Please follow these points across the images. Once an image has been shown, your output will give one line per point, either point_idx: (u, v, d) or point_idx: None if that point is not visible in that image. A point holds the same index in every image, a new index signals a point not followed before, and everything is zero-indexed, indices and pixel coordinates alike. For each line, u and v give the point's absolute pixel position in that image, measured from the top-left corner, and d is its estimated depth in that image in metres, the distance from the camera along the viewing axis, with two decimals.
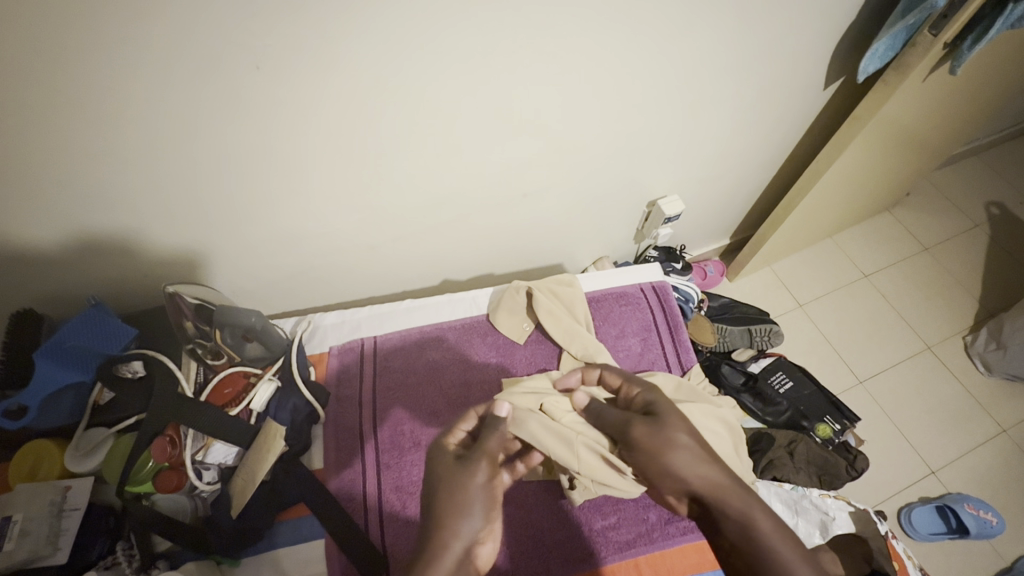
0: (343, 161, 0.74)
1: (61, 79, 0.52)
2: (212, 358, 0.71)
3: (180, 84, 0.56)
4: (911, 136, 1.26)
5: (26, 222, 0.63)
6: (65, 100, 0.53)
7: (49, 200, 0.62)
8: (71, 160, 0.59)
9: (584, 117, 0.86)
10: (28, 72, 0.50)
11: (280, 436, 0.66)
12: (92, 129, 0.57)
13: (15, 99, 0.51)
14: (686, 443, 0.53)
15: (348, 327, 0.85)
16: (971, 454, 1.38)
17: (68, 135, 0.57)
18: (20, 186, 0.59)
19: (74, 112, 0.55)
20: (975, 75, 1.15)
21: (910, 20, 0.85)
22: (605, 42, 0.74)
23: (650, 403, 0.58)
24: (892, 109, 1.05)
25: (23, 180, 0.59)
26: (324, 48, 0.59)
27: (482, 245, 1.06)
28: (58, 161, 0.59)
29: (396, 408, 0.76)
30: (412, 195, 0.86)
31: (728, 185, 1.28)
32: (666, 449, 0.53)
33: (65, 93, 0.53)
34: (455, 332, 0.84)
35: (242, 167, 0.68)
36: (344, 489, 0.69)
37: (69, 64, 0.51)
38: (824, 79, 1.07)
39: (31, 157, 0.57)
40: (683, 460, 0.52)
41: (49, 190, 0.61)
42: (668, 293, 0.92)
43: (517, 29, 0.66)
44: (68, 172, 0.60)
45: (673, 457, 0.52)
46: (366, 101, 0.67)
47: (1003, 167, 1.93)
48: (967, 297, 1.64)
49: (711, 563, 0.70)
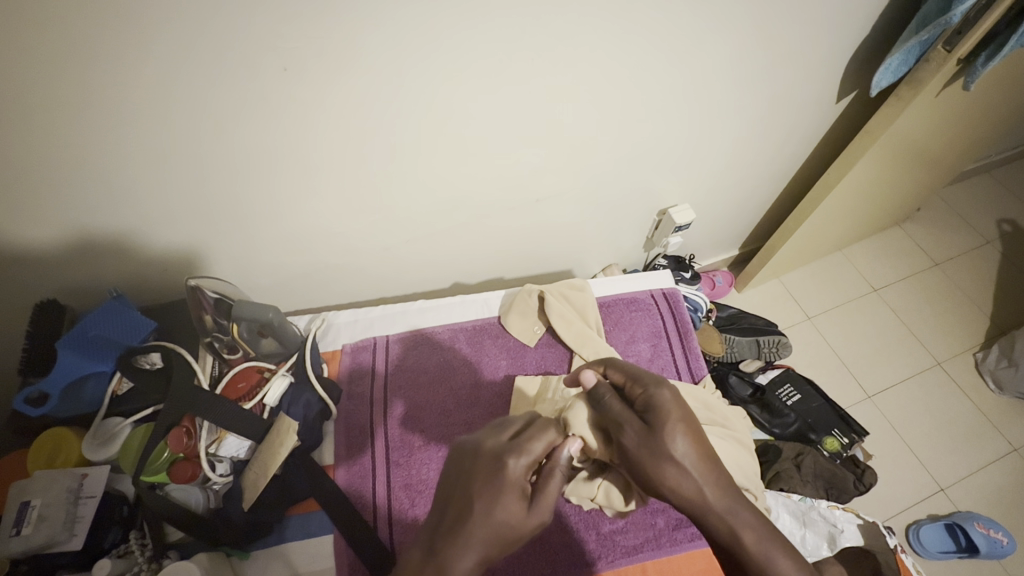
0: (362, 162, 0.75)
1: (93, 74, 0.53)
2: (228, 353, 0.73)
3: (217, 90, 0.59)
4: (924, 150, 1.26)
5: (55, 216, 0.65)
6: (105, 100, 0.56)
7: (77, 193, 0.63)
8: (106, 156, 0.61)
9: (599, 124, 0.88)
10: (71, 72, 0.52)
11: (292, 431, 0.66)
12: (119, 123, 0.58)
13: (49, 92, 0.53)
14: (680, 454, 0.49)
15: (360, 326, 0.86)
16: (981, 473, 1.36)
17: (104, 134, 0.59)
18: (48, 179, 0.61)
19: (103, 106, 0.56)
20: (990, 92, 1.15)
21: (924, 36, 0.86)
22: (619, 53, 0.76)
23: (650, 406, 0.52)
24: (906, 123, 1.06)
25: (51, 173, 0.60)
26: (349, 53, 0.61)
27: (493, 249, 1.07)
28: (85, 154, 0.60)
29: (407, 407, 0.77)
30: (426, 198, 0.87)
31: (739, 195, 1.28)
32: (657, 457, 0.49)
33: (96, 87, 0.54)
34: (467, 333, 0.85)
35: (266, 167, 0.70)
36: (354, 487, 0.70)
37: (99, 57, 0.52)
38: (837, 92, 1.07)
39: (66, 153, 0.59)
40: (673, 470, 0.49)
41: (80, 184, 0.63)
42: (678, 300, 0.92)
43: (538, 38, 0.68)
44: (104, 168, 0.62)
45: (663, 466, 0.49)
46: (387, 104, 0.69)
47: (1015, 184, 1.92)
48: (979, 314, 1.63)
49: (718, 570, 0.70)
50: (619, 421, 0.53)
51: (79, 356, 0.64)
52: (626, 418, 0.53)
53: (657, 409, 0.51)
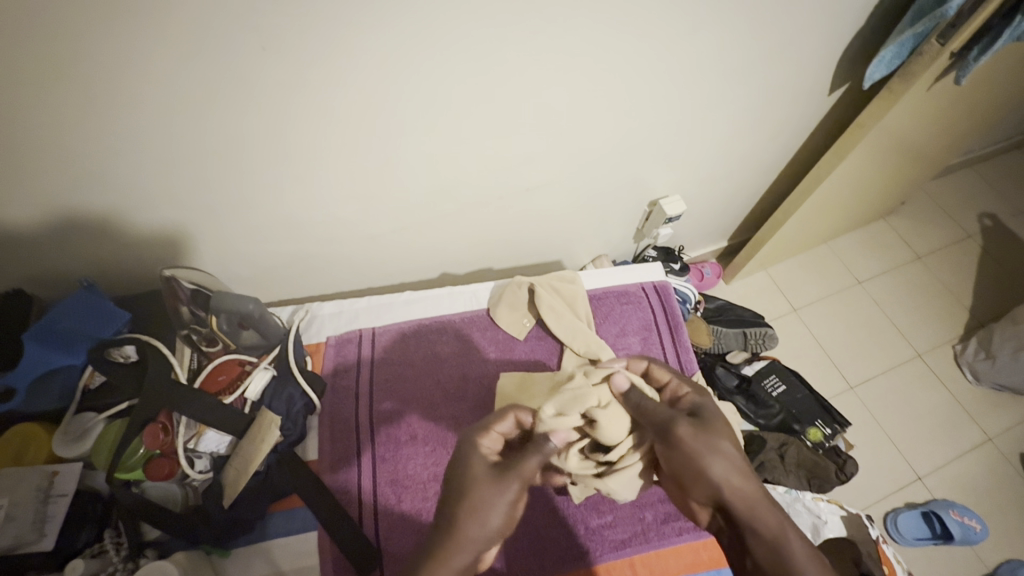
0: (346, 149, 0.73)
1: (64, 53, 0.50)
2: (206, 345, 0.70)
3: (186, 72, 0.56)
4: (913, 143, 1.26)
5: (21, 200, 0.61)
6: (64, 80, 0.52)
7: (45, 179, 0.60)
8: (70, 142, 0.58)
9: (589, 114, 0.86)
10: (33, 47, 0.49)
11: (275, 425, 0.65)
12: (93, 104, 0.55)
13: (10, 69, 0.50)
14: (729, 450, 0.55)
15: (345, 317, 0.82)
16: (957, 462, 1.40)
17: (67, 118, 0.55)
18: (15, 163, 0.58)
19: (76, 86, 0.53)
20: (979, 86, 1.15)
21: (919, 28, 0.84)
22: (615, 40, 0.74)
23: (696, 407, 0.59)
24: (898, 115, 1.05)
25: (18, 157, 0.57)
26: (329, 34, 0.58)
27: (481, 238, 1.05)
28: (55, 137, 0.57)
29: (394, 400, 0.74)
30: (413, 185, 0.84)
31: (730, 186, 1.28)
32: (710, 451, 0.54)
33: (66, 66, 0.51)
34: (456, 325, 0.82)
35: (244, 153, 0.67)
36: (338, 481, 0.68)
37: (68, 34, 0.49)
38: (829, 85, 1.06)
39: (27, 137, 0.56)
40: (721, 463, 0.54)
41: (46, 169, 0.59)
42: (669, 293, 0.91)
43: (529, 24, 0.66)
44: (67, 154, 0.59)
45: (714, 460, 0.54)
46: (369, 90, 0.66)
47: (997, 178, 1.94)
48: (959, 307, 1.66)
49: (704, 564, 0.70)
50: (665, 417, 0.57)
51: (43, 346, 0.61)
52: (675, 415, 0.57)
53: (704, 411, 0.58)
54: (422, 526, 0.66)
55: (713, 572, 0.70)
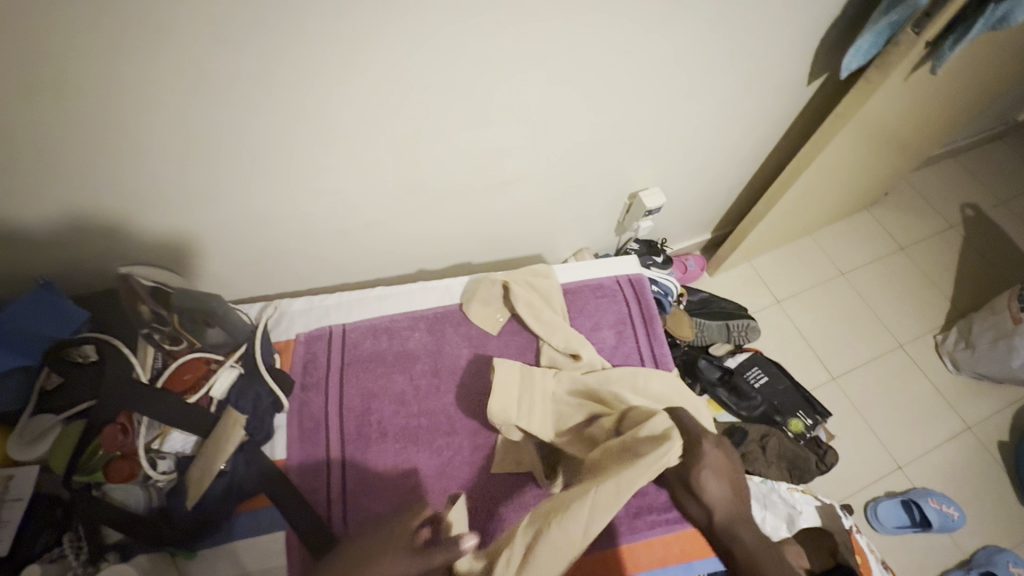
0: (313, 143, 0.71)
1: (52, 58, 0.50)
2: (170, 344, 0.67)
3: (173, 71, 0.55)
4: (894, 133, 1.26)
5: (22, 204, 0.62)
6: (50, 81, 0.52)
7: (45, 184, 0.61)
8: (38, 139, 0.57)
9: (565, 105, 0.85)
10: (22, 52, 0.49)
11: (239, 425, 0.64)
12: (88, 108, 0.56)
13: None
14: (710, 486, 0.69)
15: (315, 314, 0.80)
16: (936, 451, 1.41)
17: (11, 110, 0.53)
18: (15, 168, 0.58)
19: (68, 89, 0.53)
20: (958, 77, 1.15)
21: (894, 17, 0.83)
22: (587, 26, 0.72)
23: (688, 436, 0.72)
24: (876, 106, 1.04)
25: (19, 161, 0.58)
26: (286, 23, 0.55)
27: (459, 233, 1.04)
28: (53, 140, 0.57)
29: (364, 396, 0.73)
30: (386, 179, 0.83)
31: (710, 178, 1.27)
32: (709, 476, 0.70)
33: (56, 70, 0.51)
34: (428, 321, 0.81)
35: (205, 147, 0.65)
36: (307, 481, 0.67)
37: (52, 38, 0.49)
38: (807, 76, 1.06)
39: (10, 136, 0.55)
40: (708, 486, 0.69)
41: (45, 172, 0.60)
42: (644, 285, 0.90)
43: (495, 11, 0.64)
44: (38, 152, 0.58)
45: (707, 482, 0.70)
46: (334, 84, 0.64)
47: (978, 169, 1.95)
48: (940, 297, 1.67)
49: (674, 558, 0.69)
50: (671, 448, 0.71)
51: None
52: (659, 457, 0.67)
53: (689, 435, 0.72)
54: None
55: (684, 565, 0.69)
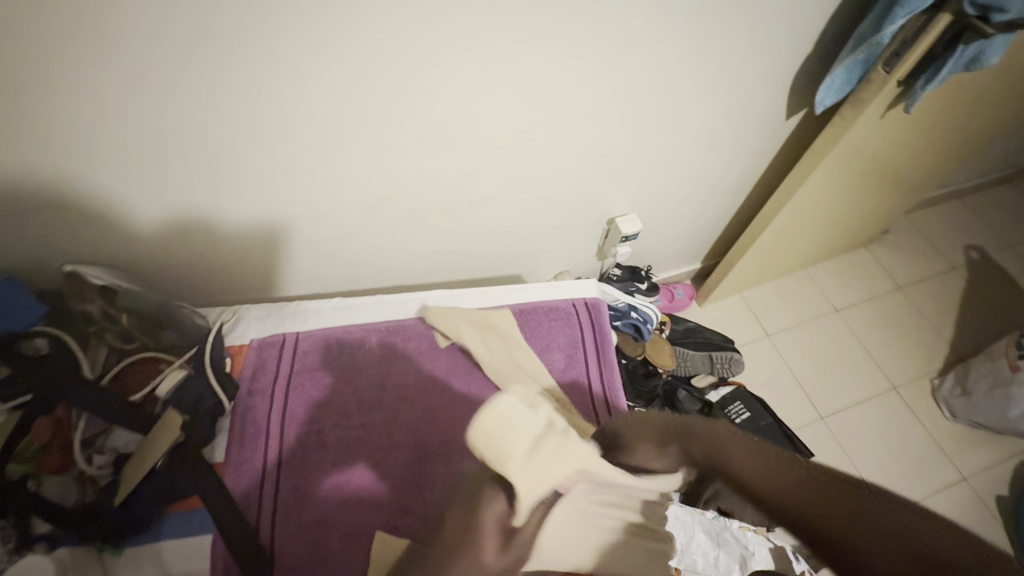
0: (275, 158, 0.73)
1: (84, 61, 0.55)
2: (122, 343, 0.71)
3: (194, 74, 0.60)
4: (883, 171, 1.24)
5: (78, 196, 0.67)
6: (87, 84, 0.57)
7: (115, 175, 0.67)
8: (90, 138, 0.62)
9: (534, 130, 0.86)
10: (63, 57, 0.54)
11: (176, 425, 0.65)
12: (129, 109, 0.60)
13: (30, 76, 0.54)
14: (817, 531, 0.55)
15: (272, 320, 0.82)
16: (928, 502, 1.35)
17: (63, 111, 0.58)
18: (83, 159, 0.63)
19: (105, 90, 0.58)
20: (947, 118, 1.13)
21: (860, 54, 0.83)
22: (547, 54, 0.73)
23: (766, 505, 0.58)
24: (856, 142, 1.03)
25: (89, 154, 0.63)
26: (244, 40, 0.58)
27: (433, 251, 1.05)
28: (111, 136, 0.62)
29: (308, 404, 0.74)
30: (352, 196, 0.84)
31: (693, 207, 1.27)
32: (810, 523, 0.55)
33: (92, 72, 0.56)
34: (379, 333, 0.82)
35: (193, 155, 0.68)
36: (241, 485, 0.68)
37: (80, 43, 0.53)
38: (785, 109, 1.06)
39: (68, 132, 0.60)
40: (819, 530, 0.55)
41: (105, 167, 0.65)
42: (600, 310, 0.90)
43: (445, 37, 0.66)
44: (97, 148, 0.63)
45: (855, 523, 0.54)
46: (292, 100, 0.66)
47: (984, 211, 1.91)
48: (939, 340, 1.62)
49: None
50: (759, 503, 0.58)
51: None
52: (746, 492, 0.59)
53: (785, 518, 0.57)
54: (320, 535, 0.65)
55: None
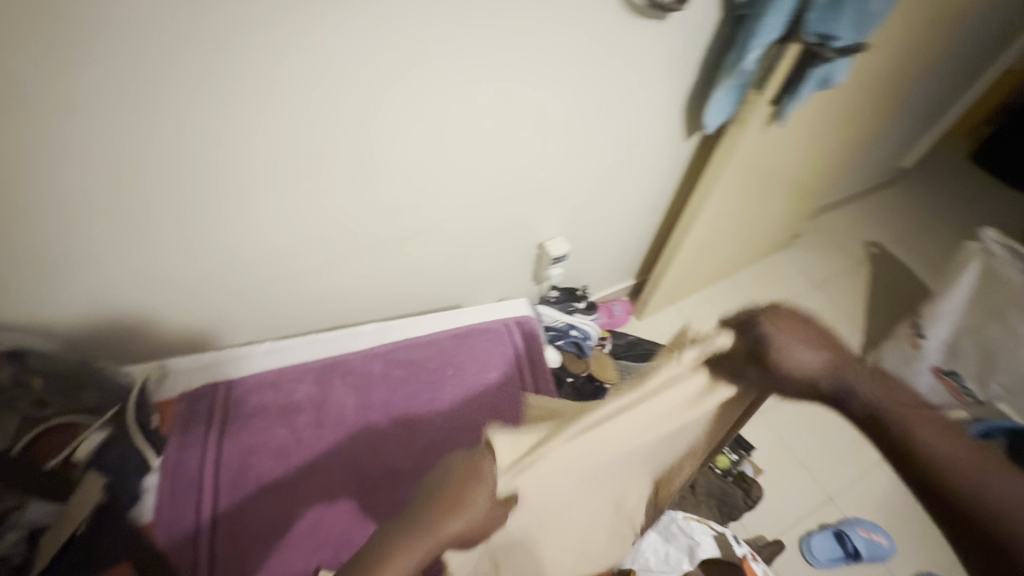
0: (193, 207, 0.74)
1: None
2: (36, 407, 0.65)
3: (101, 134, 0.61)
4: (778, 181, 1.38)
5: None
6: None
7: (20, 237, 0.66)
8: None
9: (453, 164, 0.91)
10: None
11: (95, 489, 0.61)
12: (33, 170, 0.60)
13: None
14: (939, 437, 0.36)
15: (202, 371, 0.80)
16: (864, 480, 1.44)
17: None
18: None
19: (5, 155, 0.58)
20: (822, 130, 1.29)
21: (732, 80, 0.95)
22: (455, 94, 0.79)
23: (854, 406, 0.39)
24: (746, 156, 1.15)
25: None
26: (151, 99, 0.60)
27: (369, 289, 1.07)
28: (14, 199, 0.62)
29: (244, 452, 0.73)
30: (278, 238, 0.86)
31: (616, 226, 1.36)
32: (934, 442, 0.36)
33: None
34: (314, 372, 0.83)
35: (105, 210, 0.68)
36: (174, 543, 0.66)
37: None
38: (683, 131, 1.17)
39: None
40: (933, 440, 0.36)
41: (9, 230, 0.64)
42: (531, 327, 0.95)
43: (353, 84, 0.71)
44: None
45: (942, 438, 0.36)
46: (207, 150, 0.68)
47: (877, 212, 2.13)
48: (854, 329, 1.76)
49: None
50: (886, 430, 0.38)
51: None
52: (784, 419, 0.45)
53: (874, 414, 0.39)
54: None
55: None
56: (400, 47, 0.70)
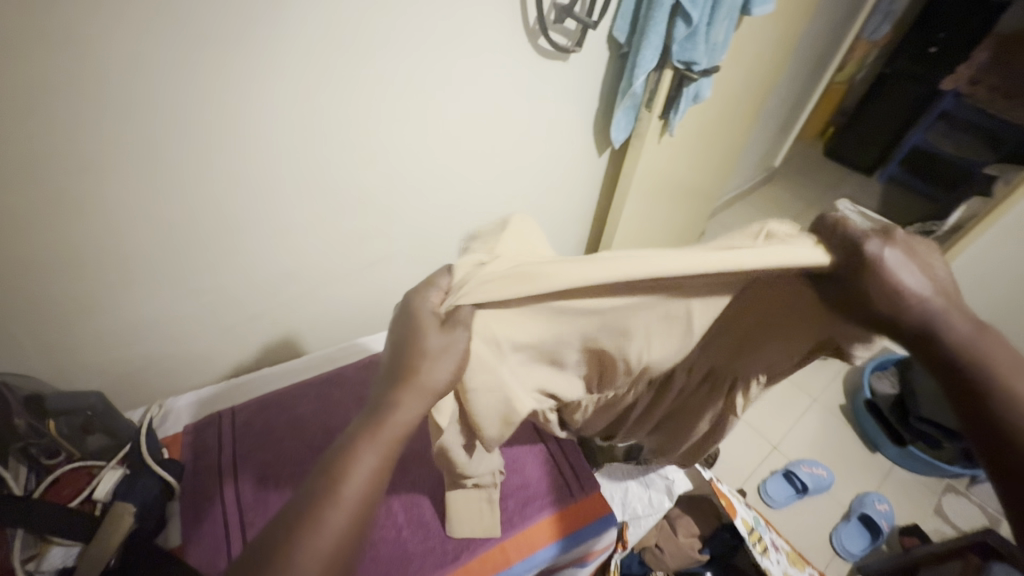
0: (181, 250, 0.81)
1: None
2: (46, 458, 0.70)
3: (103, 188, 0.68)
4: (679, 183, 1.63)
5: None
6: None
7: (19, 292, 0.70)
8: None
9: (409, 191, 1.04)
10: None
11: (127, 515, 0.64)
12: (38, 228, 0.66)
13: None
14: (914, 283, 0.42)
15: (204, 404, 0.87)
16: (797, 426, 1.66)
17: None
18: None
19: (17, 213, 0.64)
20: (704, 138, 1.56)
21: (626, 102, 1.17)
22: (408, 130, 0.93)
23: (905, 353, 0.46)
24: (649, 163, 1.38)
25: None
26: (150, 154, 0.69)
27: (342, 316, 1.15)
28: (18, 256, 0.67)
29: (260, 465, 0.77)
30: (258, 271, 0.94)
31: (554, 237, 1.54)
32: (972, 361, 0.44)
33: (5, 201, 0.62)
34: (312, 387, 0.89)
35: (101, 260, 0.75)
36: (205, 557, 0.68)
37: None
38: (596, 148, 1.38)
39: None
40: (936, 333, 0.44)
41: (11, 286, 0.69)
42: None
43: (322, 128, 0.82)
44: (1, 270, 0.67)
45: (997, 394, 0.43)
46: (197, 195, 0.77)
47: (764, 205, 2.50)
48: None
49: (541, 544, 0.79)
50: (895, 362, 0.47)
51: None
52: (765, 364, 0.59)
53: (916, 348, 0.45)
54: None
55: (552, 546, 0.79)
56: (360, 94, 0.82)
